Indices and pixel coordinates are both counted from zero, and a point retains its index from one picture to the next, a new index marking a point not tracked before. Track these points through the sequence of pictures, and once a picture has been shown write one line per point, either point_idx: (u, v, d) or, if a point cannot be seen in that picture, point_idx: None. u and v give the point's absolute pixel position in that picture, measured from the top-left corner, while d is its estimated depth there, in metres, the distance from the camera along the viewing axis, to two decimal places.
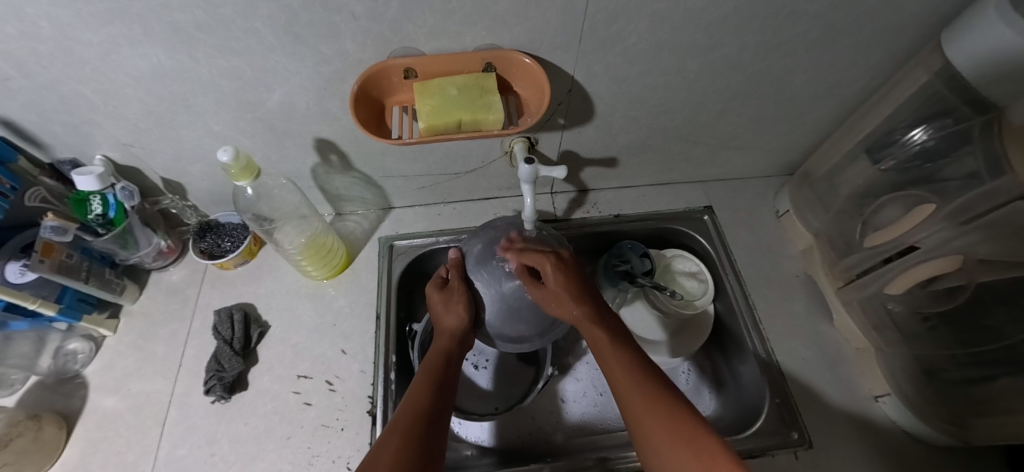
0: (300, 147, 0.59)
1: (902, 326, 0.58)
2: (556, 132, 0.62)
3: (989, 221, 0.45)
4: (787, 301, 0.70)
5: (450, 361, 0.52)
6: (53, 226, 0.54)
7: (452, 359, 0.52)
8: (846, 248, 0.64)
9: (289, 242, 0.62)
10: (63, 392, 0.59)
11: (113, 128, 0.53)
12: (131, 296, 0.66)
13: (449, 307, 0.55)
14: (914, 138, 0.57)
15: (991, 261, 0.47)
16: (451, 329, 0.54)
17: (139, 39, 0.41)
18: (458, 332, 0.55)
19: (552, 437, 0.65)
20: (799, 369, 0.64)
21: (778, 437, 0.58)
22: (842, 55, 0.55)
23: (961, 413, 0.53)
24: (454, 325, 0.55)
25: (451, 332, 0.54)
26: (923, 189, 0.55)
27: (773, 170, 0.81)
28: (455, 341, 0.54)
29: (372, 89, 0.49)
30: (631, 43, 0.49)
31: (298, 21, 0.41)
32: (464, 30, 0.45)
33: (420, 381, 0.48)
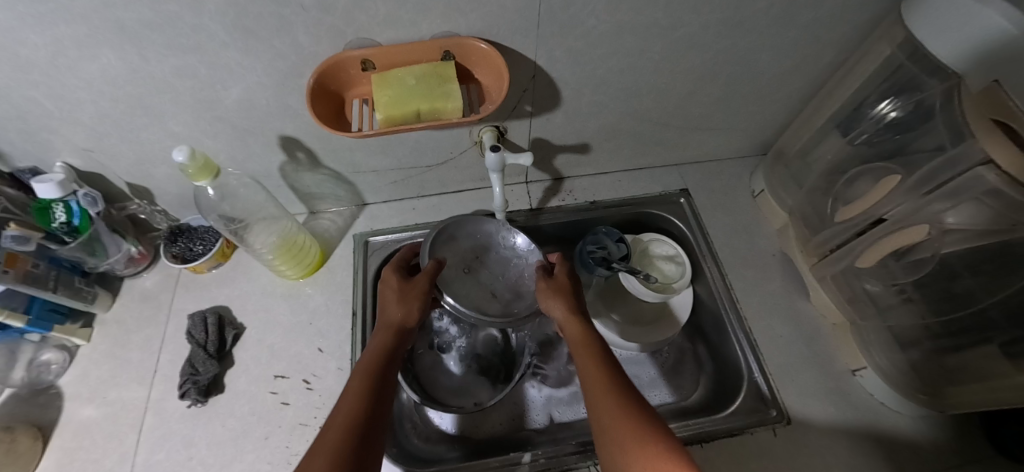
0: (264, 146, 0.58)
1: (876, 299, 0.58)
2: (525, 120, 0.61)
3: (950, 190, 0.45)
4: (764, 280, 0.70)
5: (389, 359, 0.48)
6: (14, 235, 0.52)
7: (392, 354, 0.49)
8: (819, 224, 0.65)
9: (260, 243, 0.61)
10: (38, 403, 0.58)
11: (71, 133, 0.52)
12: (104, 303, 0.65)
13: (390, 300, 0.53)
14: (883, 110, 0.56)
15: (957, 230, 0.46)
16: (395, 323, 0.51)
17: (86, 40, 0.41)
18: (401, 328, 0.52)
19: (535, 424, 0.66)
20: (777, 346, 0.64)
21: (756, 415, 0.58)
22: (806, 30, 0.55)
23: (935, 383, 0.54)
24: (398, 319, 0.52)
25: (395, 326, 0.51)
26: (892, 161, 0.55)
27: (748, 151, 0.81)
28: (397, 339, 0.50)
29: (330, 82, 0.48)
30: (591, 25, 0.48)
31: (247, 14, 0.41)
32: (419, 19, 0.45)
33: (358, 376, 0.45)
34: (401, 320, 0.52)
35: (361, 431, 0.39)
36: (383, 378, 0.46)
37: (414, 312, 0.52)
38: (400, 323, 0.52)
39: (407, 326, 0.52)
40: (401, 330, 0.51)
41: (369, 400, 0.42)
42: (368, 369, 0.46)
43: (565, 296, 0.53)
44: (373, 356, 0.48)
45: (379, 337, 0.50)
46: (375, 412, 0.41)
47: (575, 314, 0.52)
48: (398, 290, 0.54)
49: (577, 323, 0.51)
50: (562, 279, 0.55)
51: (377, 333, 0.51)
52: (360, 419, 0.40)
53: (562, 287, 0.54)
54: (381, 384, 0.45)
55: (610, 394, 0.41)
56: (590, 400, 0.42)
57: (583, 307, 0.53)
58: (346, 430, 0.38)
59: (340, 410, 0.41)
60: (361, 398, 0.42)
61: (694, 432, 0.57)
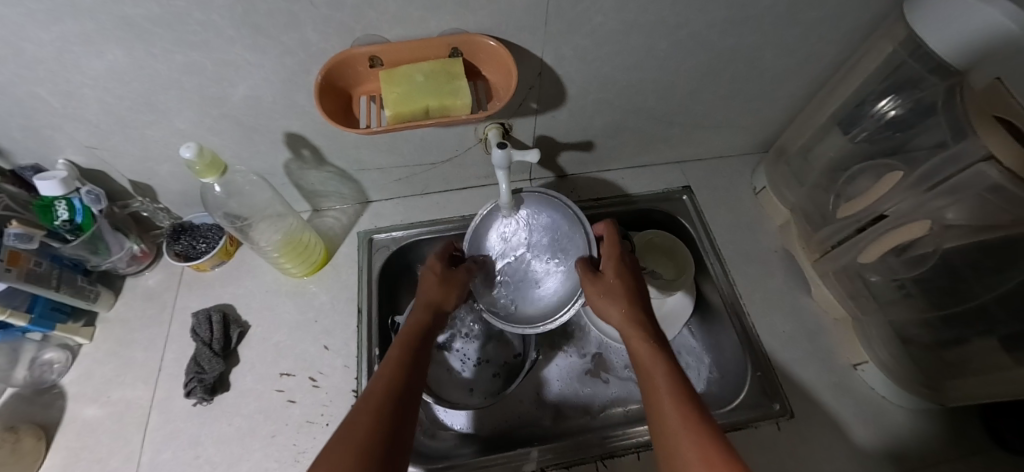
0: (269, 143, 0.58)
1: (878, 294, 0.59)
2: (530, 117, 0.62)
3: (951, 186, 0.46)
4: (766, 276, 0.71)
5: (424, 334, 0.51)
6: (17, 233, 0.52)
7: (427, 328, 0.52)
8: (821, 221, 0.65)
9: (266, 240, 0.61)
10: (41, 403, 0.58)
11: (74, 130, 0.51)
12: (107, 302, 0.65)
13: (428, 281, 0.57)
14: (884, 108, 0.57)
15: (958, 226, 0.47)
16: (433, 302, 0.56)
17: (93, 36, 0.40)
18: (435, 306, 0.55)
19: (540, 420, 0.66)
20: (779, 341, 0.65)
21: (759, 410, 0.59)
22: (810, 29, 0.55)
23: (935, 376, 0.55)
24: (435, 298, 0.56)
25: (433, 305, 0.55)
26: (894, 158, 0.55)
27: (749, 148, 0.81)
28: (432, 316, 0.54)
29: (338, 79, 0.48)
30: (599, 23, 0.49)
31: (256, 11, 0.40)
32: (428, 16, 0.45)
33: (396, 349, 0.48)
34: (438, 301, 0.56)
35: (394, 413, 0.40)
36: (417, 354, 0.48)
37: (451, 295, 0.57)
38: (435, 303, 0.56)
39: (442, 308, 0.56)
40: (437, 310, 0.55)
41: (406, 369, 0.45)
42: (407, 340, 0.49)
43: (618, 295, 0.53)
44: (411, 329, 0.51)
45: (417, 314, 0.54)
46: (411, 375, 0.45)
47: (630, 313, 0.51)
48: (438, 273, 0.58)
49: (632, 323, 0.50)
50: (612, 277, 0.54)
51: (415, 310, 0.55)
52: (400, 383, 0.43)
53: (612, 285, 0.54)
54: (417, 353, 0.48)
55: (671, 399, 0.40)
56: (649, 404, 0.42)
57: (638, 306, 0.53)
58: (387, 392, 0.41)
59: (378, 383, 0.43)
60: (400, 364, 0.45)
61: None
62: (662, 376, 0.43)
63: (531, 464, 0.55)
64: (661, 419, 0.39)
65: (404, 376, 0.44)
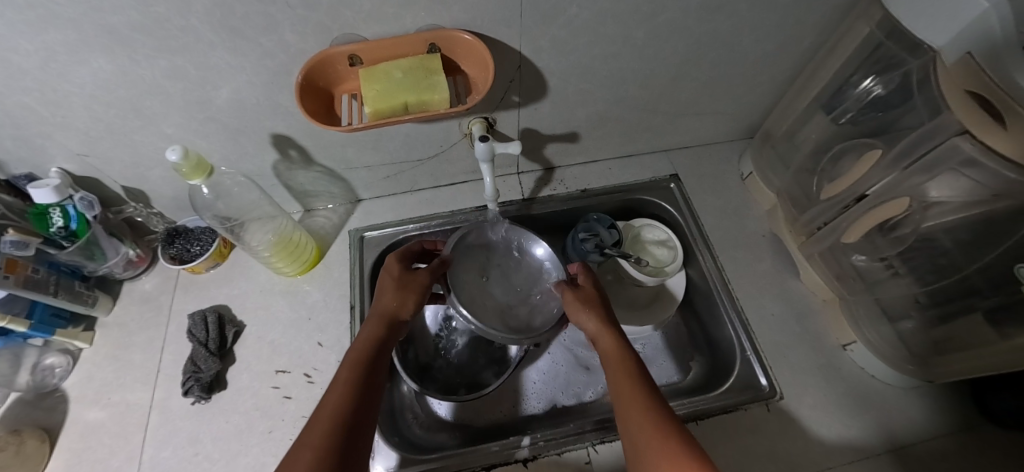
0: (256, 144, 0.59)
1: (864, 274, 0.60)
2: (513, 111, 0.62)
3: (928, 163, 0.46)
4: (755, 261, 0.71)
5: (380, 349, 0.48)
6: (13, 240, 0.53)
7: (382, 343, 0.48)
8: (806, 203, 0.66)
9: (257, 241, 0.63)
10: (44, 406, 0.59)
11: (65, 138, 0.52)
12: (105, 307, 0.66)
13: (385, 291, 0.53)
14: (865, 88, 0.57)
15: (938, 202, 0.48)
16: (388, 312, 0.51)
17: (76, 45, 0.41)
18: (393, 316, 0.51)
19: (534, 410, 0.67)
20: (768, 323, 0.65)
21: (749, 392, 0.59)
22: (786, 13, 0.55)
23: (923, 354, 0.55)
24: (392, 307, 0.52)
25: (388, 315, 0.51)
26: (875, 138, 0.56)
27: (735, 134, 0.82)
28: (389, 327, 0.50)
29: (319, 79, 0.49)
30: (574, 14, 0.49)
31: (233, 14, 0.41)
32: (403, 12, 0.45)
33: (348, 366, 0.45)
34: (397, 311, 0.52)
35: (345, 428, 0.38)
36: (371, 371, 0.45)
37: (410, 303, 0.53)
38: (392, 313, 0.51)
39: (399, 317, 0.52)
40: (394, 320, 0.51)
41: (359, 394, 0.42)
42: (360, 358, 0.46)
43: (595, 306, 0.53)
44: (365, 343, 0.47)
45: (370, 324, 0.50)
46: (363, 397, 0.42)
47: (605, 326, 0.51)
48: (397, 278, 0.55)
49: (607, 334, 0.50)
50: (587, 292, 0.55)
51: (370, 321, 0.51)
52: (351, 403, 0.40)
53: (588, 297, 0.55)
54: (371, 373, 0.44)
55: (642, 412, 0.40)
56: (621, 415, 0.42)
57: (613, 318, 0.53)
58: (337, 412, 0.39)
59: (330, 402, 0.40)
60: (351, 385, 0.42)
61: (690, 410, 0.58)
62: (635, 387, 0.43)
63: (525, 450, 0.56)
64: (633, 430, 0.39)
65: (356, 400, 0.41)
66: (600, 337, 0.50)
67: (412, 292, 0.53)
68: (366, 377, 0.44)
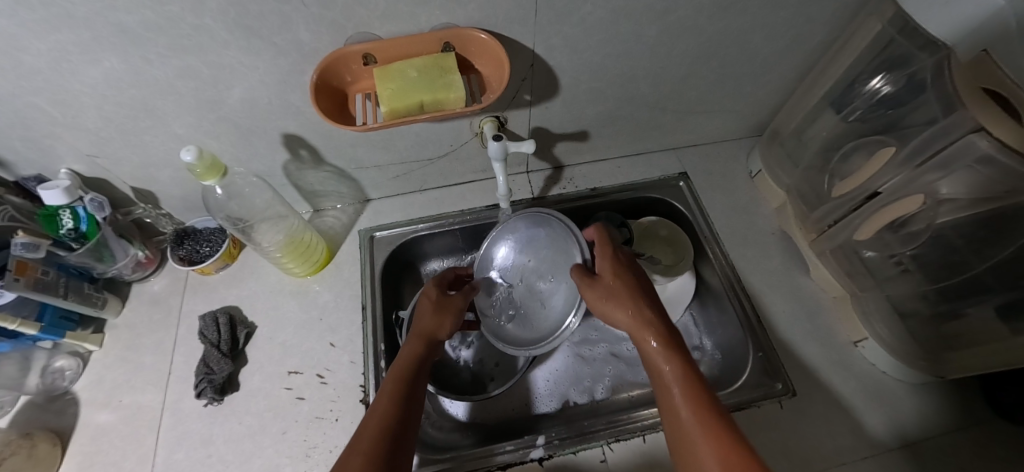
0: (267, 144, 0.58)
1: (874, 271, 0.60)
2: (524, 109, 0.62)
3: (941, 160, 0.46)
4: (764, 258, 0.71)
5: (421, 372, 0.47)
6: (23, 243, 0.53)
7: (422, 366, 0.48)
8: (816, 200, 0.66)
9: (268, 241, 0.62)
10: (54, 409, 0.59)
11: (75, 139, 0.52)
12: (114, 309, 0.66)
13: (423, 312, 0.53)
14: (876, 85, 0.57)
15: (951, 199, 0.48)
16: (428, 332, 0.51)
17: (89, 44, 0.41)
18: (433, 337, 0.50)
19: (545, 409, 0.67)
20: (779, 321, 0.65)
21: (762, 389, 0.60)
22: (798, 10, 0.55)
23: (935, 350, 0.56)
24: (432, 329, 0.51)
25: (427, 336, 0.50)
26: (886, 135, 0.56)
27: (743, 132, 0.82)
28: (429, 348, 0.49)
29: (332, 78, 0.49)
30: (587, 12, 0.49)
31: (248, 13, 0.41)
32: (418, 11, 0.45)
33: (388, 386, 0.44)
34: (436, 332, 0.51)
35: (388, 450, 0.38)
36: (411, 396, 0.44)
37: (449, 327, 0.52)
38: (432, 334, 0.51)
39: (438, 336, 0.51)
40: (433, 340, 0.50)
41: (398, 424, 0.41)
42: (401, 380, 0.45)
43: (622, 296, 0.49)
44: (406, 363, 0.47)
45: (411, 343, 0.49)
46: (402, 426, 0.41)
47: (639, 315, 0.47)
48: (435, 300, 0.54)
49: (641, 327, 0.47)
50: (608, 277, 0.50)
51: (409, 340, 0.50)
52: (391, 428, 0.40)
53: (611, 285, 0.50)
54: (411, 396, 0.44)
55: (693, 411, 0.39)
56: (670, 410, 0.41)
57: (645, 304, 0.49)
58: (378, 435, 0.39)
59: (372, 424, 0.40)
60: (392, 410, 0.42)
61: None
62: (686, 388, 0.41)
63: (539, 450, 0.56)
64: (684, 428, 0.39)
65: (394, 428, 0.40)
66: (636, 329, 0.47)
67: (451, 315, 0.53)
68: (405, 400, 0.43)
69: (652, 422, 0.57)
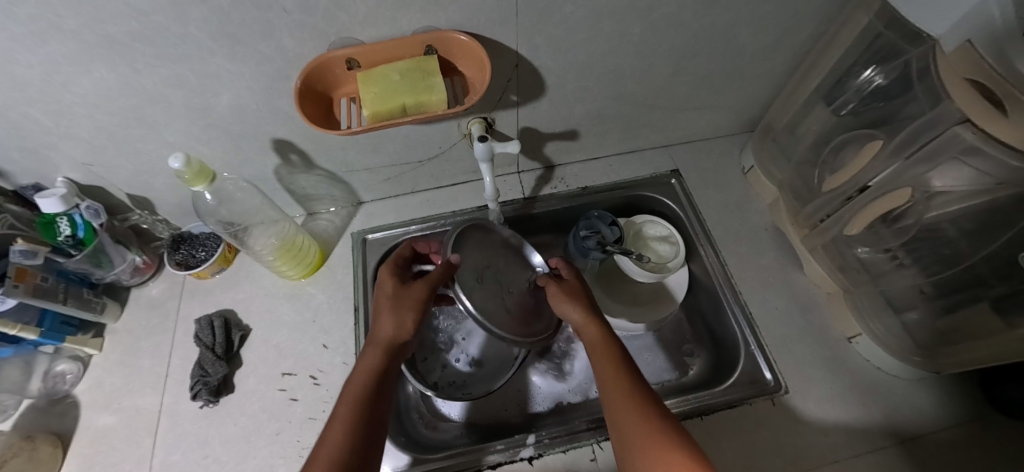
0: (258, 150, 0.59)
1: (867, 266, 0.59)
2: (511, 110, 0.62)
3: (929, 153, 0.46)
4: (758, 254, 0.71)
5: (382, 381, 0.46)
6: (22, 250, 0.54)
7: (383, 373, 0.47)
8: (808, 196, 0.65)
9: (262, 246, 0.63)
10: (56, 412, 0.60)
11: (71, 149, 0.53)
12: (113, 314, 0.67)
13: (381, 314, 0.52)
14: (867, 78, 0.57)
15: (941, 192, 0.47)
16: (387, 336, 0.50)
17: (78, 56, 0.42)
18: (393, 342, 0.50)
19: (539, 408, 0.68)
20: (772, 318, 0.65)
21: (754, 386, 0.59)
22: (784, 4, 0.55)
23: (929, 345, 0.55)
24: (392, 333, 0.50)
25: (386, 342, 0.49)
26: (876, 128, 0.55)
27: (736, 128, 0.81)
28: (390, 354, 0.49)
29: (316, 83, 0.49)
30: (569, 11, 0.49)
31: (230, 21, 0.42)
32: (399, 15, 0.46)
33: (348, 401, 0.44)
34: (395, 335, 0.50)
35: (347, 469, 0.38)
36: (372, 408, 0.43)
37: (410, 326, 0.51)
38: (391, 338, 0.50)
39: (399, 341, 0.50)
40: (393, 344, 0.50)
41: (362, 439, 0.41)
42: (360, 393, 0.44)
43: (579, 296, 0.55)
44: (366, 374, 0.46)
45: (371, 353, 0.49)
46: (363, 444, 0.40)
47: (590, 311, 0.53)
48: (392, 296, 0.53)
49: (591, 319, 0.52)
50: (572, 283, 0.57)
51: (370, 349, 0.49)
52: (352, 444, 0.40)
53: (571, 294, 0.55)
54: (373, 409, 0.43)
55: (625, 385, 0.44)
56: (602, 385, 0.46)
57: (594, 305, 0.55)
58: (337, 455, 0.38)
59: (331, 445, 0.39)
60: (351, 426, 0.41)
61: (694, 406, 0.58)
62: (621, 368, 0.46)
63: (529, 449, 0.56)
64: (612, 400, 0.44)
65: (356, 447, 0.40)
66: (585, 322, 0.52)
67: (409, 310, 0.51)
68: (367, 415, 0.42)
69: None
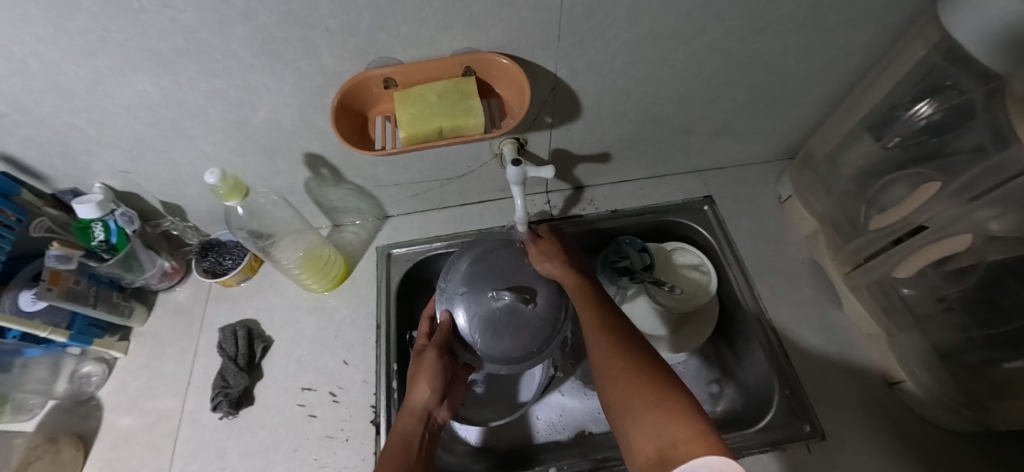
0: (290, 163, 0.59)
1: (915, 308, 0.56)
2: (545, 131, 0.61)
3: (998, 196, 0.42)
4: (794, 288, 0.68)
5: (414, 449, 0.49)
6: (57, 255, 0.55)
7: (418, 441, 0.50)
8: (851, 231, 0.63)
9: (287, 257, 0.63)
10: (79, 414, 0.61)
11: (109, 156, 0.54)
12: (140, 317, 0.68)
13: (414, 380, 0.54)
14: (919, 112, 0.53)
15: (1003, 238, 0.44)
16: (418, 406, 0.53)
17: (123, 69, 0.42)
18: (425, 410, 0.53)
19: (559, 436, 0.66)
20: (810, 358, 0.62)
21: (788, 430, 0.56)
22: (834, 33, 0.53)
23: (978, 397, 0.50)
24: (423, 401, 0.53)
25: (418, 410, 0.53)
26: (929, 167, 0.52)
27: (772, 155, 0.79)
28: (422, 422, 0.52)
29: (353, 101, 0.49)
30: (612, 36, 0.48)
31: (273, 39, 0.41)
32: (439, 37, 0.45)
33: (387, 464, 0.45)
34: (427, 404, 0.53)
35: None
36: None
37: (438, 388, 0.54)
38: (424, 406, 0.53)
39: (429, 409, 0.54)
40: (424, 413, 0.53)
41: None
42: (396, 456, 0.46)
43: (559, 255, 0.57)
44: (399, 442, 0.49)
45: (404, 420, 0.51)
46: None
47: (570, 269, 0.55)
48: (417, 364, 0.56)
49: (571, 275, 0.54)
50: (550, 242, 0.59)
51: (403, 416, 0.52)
52: None
53: (550, 249, 0.58)
54: None
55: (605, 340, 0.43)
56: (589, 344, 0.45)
57: (576, 263, 0.57)
58: None
59: None
60: None
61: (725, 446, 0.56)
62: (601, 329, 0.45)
63: None
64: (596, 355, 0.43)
65: None
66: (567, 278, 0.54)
67: (440, 371, 0.55)
68: None
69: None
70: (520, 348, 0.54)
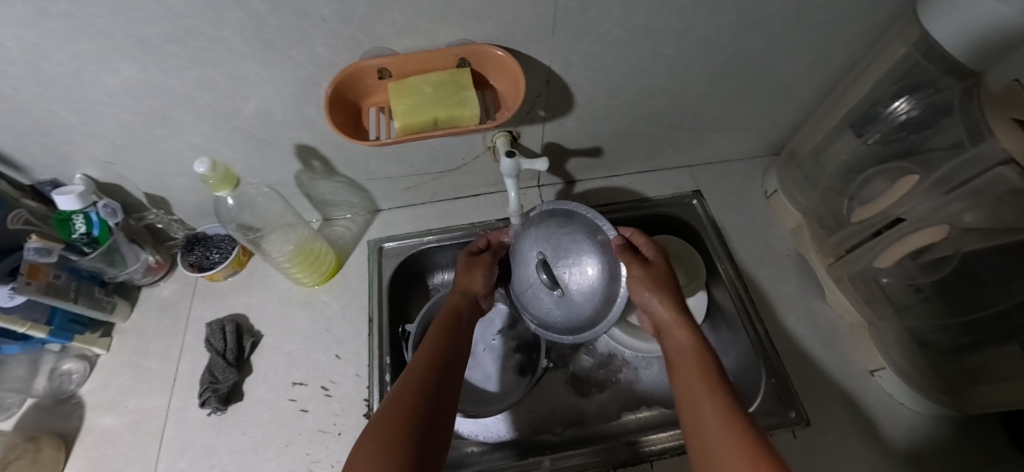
0: (280, 155, 0.58)
1: (894, 299, 0.58)
2: (538, 125, 0.62)
3: (973, 189, 0.44)
4: (779, 280, 0.70)
5: (458, 326, 0.55)
6: (37, 247, 0.53)
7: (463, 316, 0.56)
8: (834, 224, 0.65)
9: (277, 250, 0.62)
10: (60, 412, 0.59)
11: (91, 146, 0.52)
12: (123, 313, 0.66)
13: (467, 271, 0.61)
14: (898, 109, 0.56)
15: (976, 229, 0.46)
16: (467, 288, 0.59)
17: (109, 55, 0.41)
18: (473, 295, 0.60)
19: (553, 428, 0.66)
20: (795, 348, 0.64)
21: (774, 417, 0.58)
22: (820, 32, 0.54)
23: (956, 383, 0.53)
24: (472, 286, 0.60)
25: (465, 292, 0.59)
26: (907, 161, 0.54)
27: (759, 151, 0.81)
28: (467, 301, 0.58)
29: (346, 92, 0.49)
30: (606, 30, 0.48)
31: (266, 26, 0.41)
32: (435, 27, 0.45)
33: (432, 339, 0.51)
34: (477, 293, 0.60)
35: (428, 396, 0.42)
36: (452, 342, 0.51)
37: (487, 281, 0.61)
38: (473, 294, 0.60)
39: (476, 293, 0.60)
40: (469, 295, 0.59)
41: (439, 366, 0.47)
42: (441, 329, 0.53)
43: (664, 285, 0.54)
44: (445, 320, 0.55)
45: (452, 299, 0.58)
46: (440, 372, 0.46)
47: (675, 309, 0.52)
48: (466, 260, 0.63)
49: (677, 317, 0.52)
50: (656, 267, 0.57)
51: (453, 295, 0.59)
52: (432, 372, 0.45)
53: (657, 277, 0.55)
54: (452, 349, 0.50)
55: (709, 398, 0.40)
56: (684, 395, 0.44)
57: (682, 299, 0.54)
58: (420, 380, 0.44)
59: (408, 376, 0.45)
60: (433, 361, 0.47)
61: None
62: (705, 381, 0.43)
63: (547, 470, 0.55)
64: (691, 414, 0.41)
65: (432, 376, 0.45)
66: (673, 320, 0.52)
67: (488, 268, 0.62)
68: (445, 352, 0.49)
69: (660, 448, 0.56)
70: (568, 326, 0.59)
